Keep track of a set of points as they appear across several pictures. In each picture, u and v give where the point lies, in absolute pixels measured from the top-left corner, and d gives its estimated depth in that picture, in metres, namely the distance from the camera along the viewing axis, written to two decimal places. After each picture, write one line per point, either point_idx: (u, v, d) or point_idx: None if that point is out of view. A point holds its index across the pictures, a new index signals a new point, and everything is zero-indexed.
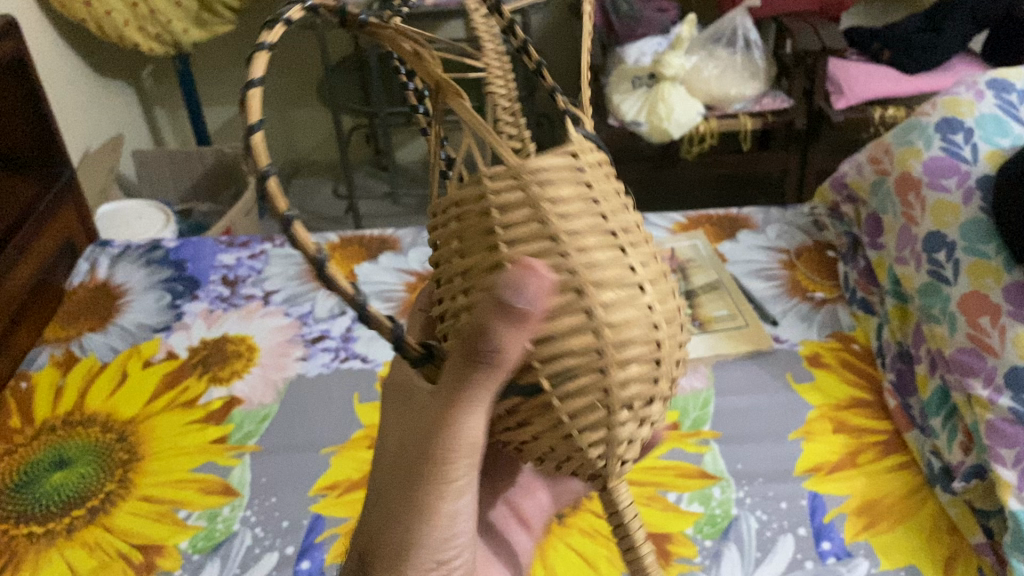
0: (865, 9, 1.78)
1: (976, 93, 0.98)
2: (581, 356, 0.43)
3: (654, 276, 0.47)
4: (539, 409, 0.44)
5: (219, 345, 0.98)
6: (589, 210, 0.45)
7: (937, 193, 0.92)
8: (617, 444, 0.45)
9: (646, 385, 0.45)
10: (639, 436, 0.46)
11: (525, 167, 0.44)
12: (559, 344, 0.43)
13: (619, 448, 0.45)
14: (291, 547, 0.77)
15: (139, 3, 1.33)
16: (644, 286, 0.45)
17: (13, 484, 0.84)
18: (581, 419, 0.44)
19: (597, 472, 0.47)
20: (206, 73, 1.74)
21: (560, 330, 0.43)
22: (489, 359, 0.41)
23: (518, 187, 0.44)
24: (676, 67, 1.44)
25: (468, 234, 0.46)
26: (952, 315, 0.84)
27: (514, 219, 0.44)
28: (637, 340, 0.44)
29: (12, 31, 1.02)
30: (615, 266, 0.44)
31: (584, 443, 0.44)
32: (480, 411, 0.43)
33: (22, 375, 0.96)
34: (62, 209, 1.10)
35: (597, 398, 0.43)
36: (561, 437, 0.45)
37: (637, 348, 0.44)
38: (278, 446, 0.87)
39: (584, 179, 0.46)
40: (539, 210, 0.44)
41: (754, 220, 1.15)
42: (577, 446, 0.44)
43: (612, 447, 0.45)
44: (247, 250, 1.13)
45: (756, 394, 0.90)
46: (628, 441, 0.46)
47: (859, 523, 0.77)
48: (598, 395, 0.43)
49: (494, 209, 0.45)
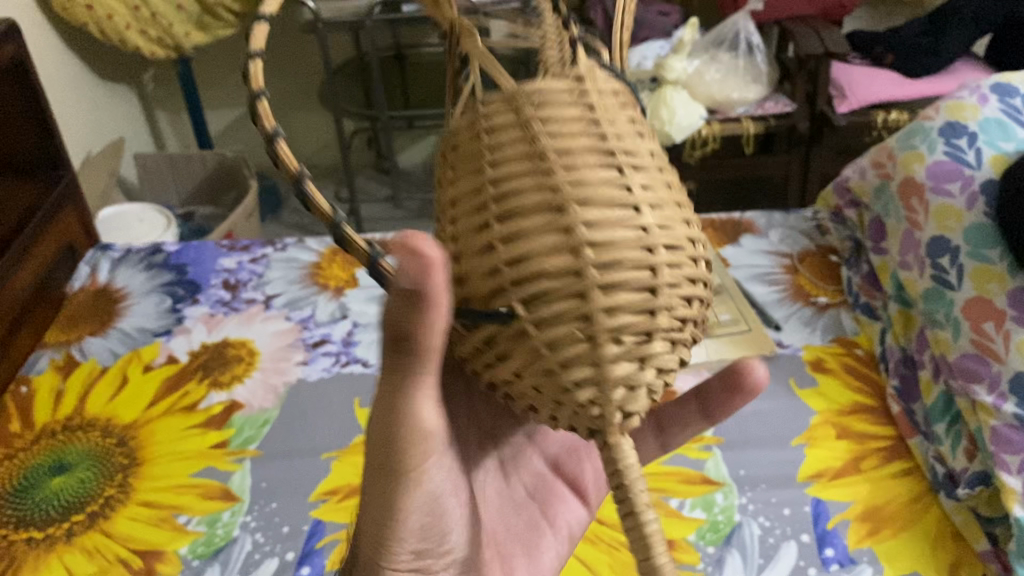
0: (867, 13, 1.78)
1: (980, 96, 0.98)
2: (557, 279, 0.38)
3: (663, 203, 0.41)
4: (519, 344, 0.40)
5: (219, 350, 0.98)
6: (587, 131, 0.41)
7: (940, 198, 0.91)
8: (610, 388, 0.38)
9: (641, 318, 0.38)
10: (643, 386, 0.39)
11: (521, 90, 0.42)
12: (534, 262, 0.39)
13: (613, 395, 0.39)
14: (291, 552, 0.77)
15: (140, 7, 1.33)
16: (642, 208, 0.40)
17: (13, 489, 0.84)
18: (560, 352, 0.38)
19: (595, 426, 0.40)
20: (208, 76, 1.74)
21: (536, 248, 0.39)
22: (417, 351, 0.38)
23: (513, 109, 0.42)
24: (678, 71, 1.44)
25: (462, 163, 0.44)
26: (956, 321, 0.84)
27: (502, 140, 0.41)
28: (632, 266, 0.38)
29: (14, 35, 1.02)
30: (610, 185, 0.40)
31: (569, 382, 0.38)
32: (417, 404, 0.41)
33: (22, 379, 0.96)
34: (63, 213, 1.10)
35: (577, 327, 0.38)
36: (544, 376, 0.39)
37: (627, 273, 0.38)
38: (279, 451, 0.86)
39: (587, 101, 0.42)
40: (528, 130, 0.41)
41: (757, 224, 1.14)
42: (562, 387, 0.39)
43: (606, 393, 0.39)
44: (248, 253, 1.13)
45: (759, 400, 0.90)
46: (626, 389, 0.39)
47: (862, 530, 0.77)
48: (581, 325, 0.38)
49: (486, 132, 0.43)
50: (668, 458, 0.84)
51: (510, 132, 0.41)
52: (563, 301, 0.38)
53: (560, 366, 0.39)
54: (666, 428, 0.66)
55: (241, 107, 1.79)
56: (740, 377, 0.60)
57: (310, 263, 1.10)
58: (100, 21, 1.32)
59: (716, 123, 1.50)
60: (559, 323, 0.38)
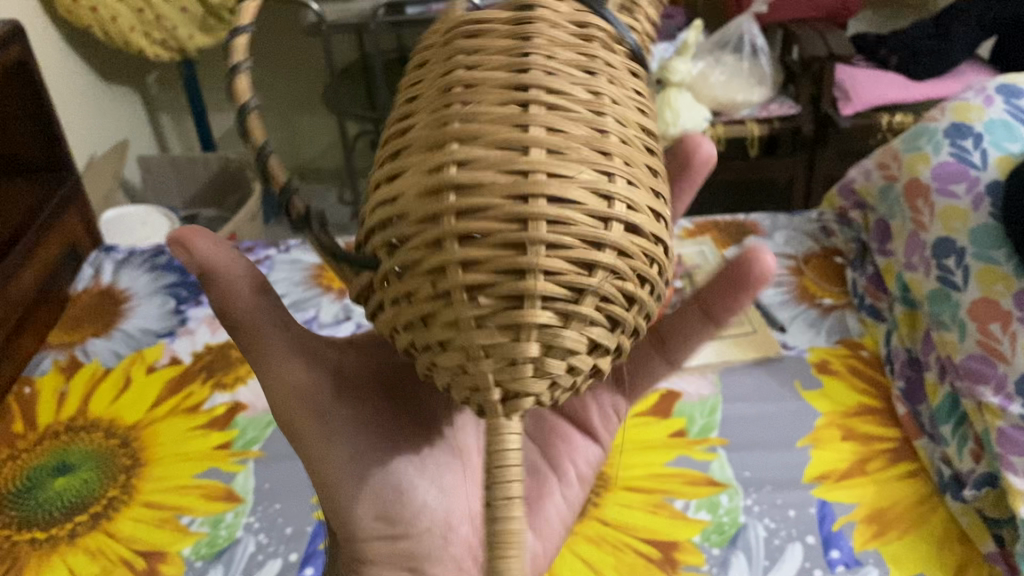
0: (871, 16, 1.78)
1: (985, 98, 0.98)
2: (418, 228, 0.36)
3: (573, 149, 0.35)
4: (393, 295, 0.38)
5: (223, 351, 0.98)
6: (504, 66, 0.36)
7: (946, 199, 0.91)
8: (470, 350, 0.35)
9: (503, 275, 0.34)
10: (510, 353, 0.35)
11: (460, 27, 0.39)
12: (399, 207, 0.36)
13: (473, 358, 0.35)
14: (295, 553, 0.77)
15: (144, 9, 1.33)
16: (532, 152, 0.35)
17: (16, 490, 0.83)
18: (418, 305, 0.36)
19: (472, 392, 0.36)
20: (212, 79, 1.74)
21: (406, 192, 0.36)
22: (244, 329, 0.53)
23: (450, 46, 0.39)
24: (682, 73, 1.44)
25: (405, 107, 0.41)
26: (962, 322, 0.84)
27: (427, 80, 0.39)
28: (498, 216, 0.34)
29: (20, 36, 1.02)
30: (503, 125, 0.35)
31: (431, 337, 0.36)
32: (267, 371, 0.54)
33: (25, 380, 0.96)
34: (67, 216, 1.10)
35: (432, 280, 0.35)
36: (411, 330, 0.37)
37: (484, 222, 0.34)
38: (282, 452, 0.86)
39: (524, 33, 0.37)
40: (450, 73, 0.37)
41: (762, 226, 1.14)
42: (427, 342, 0.36)
43: (469, 355, 0.35)
44: (252, 255, 1.12)
45: (764, 401, 0.90)
46: (490, 354, 0.35)
47: (868, 532, 0.77)
48: (437, 277, 0.35)
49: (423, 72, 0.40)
50: (673, 460, 0.84)
51: (450, 69, 0.38)
52: (432, 272, 0.35)
53: (421, 321, 0.36)
54: (668, 343, 0.68)
55: None
56: (746, 267, 0.58)
57: (314, 265, 1.10)
58: (104, 23, 1.32)
59: (721, 125, 1.49)
60: (434, 287, 0.35)
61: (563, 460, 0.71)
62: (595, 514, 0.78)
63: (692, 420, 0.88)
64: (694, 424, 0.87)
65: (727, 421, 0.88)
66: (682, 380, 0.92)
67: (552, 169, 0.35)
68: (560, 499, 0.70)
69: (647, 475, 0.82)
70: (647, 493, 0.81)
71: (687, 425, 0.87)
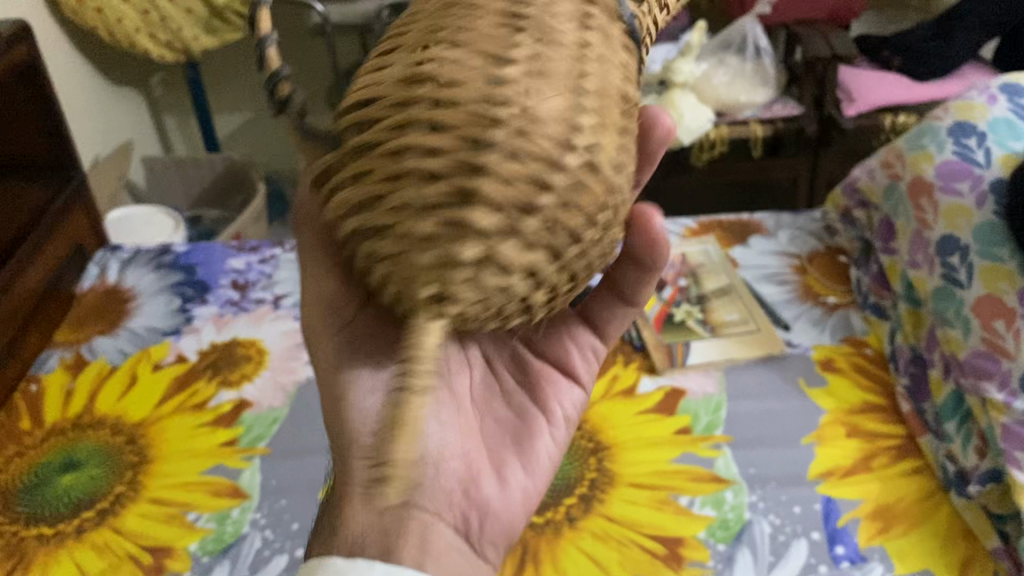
0: (874, 17, 1.78)
1: (989, 96, 0.98)
2: (385, 141, 0.38)
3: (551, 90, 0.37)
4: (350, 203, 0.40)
5: (229, 349, 0.98)
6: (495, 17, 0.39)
7: (950, 197, 0.91)
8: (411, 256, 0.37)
9: (450, 190, 0.36)
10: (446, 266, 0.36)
11: None
12: (373, 125, 0.39)
13: (414, 262, 0.37)
14: (301, 549, 0.77)
15: (149, 11, 1.33)
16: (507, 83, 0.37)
17: (22, 487, 0.84)
18: (372, 211, 0.38)
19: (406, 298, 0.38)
20: (217, 80, 1.75)
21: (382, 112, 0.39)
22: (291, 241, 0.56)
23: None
24: (686, 74, 1.45)
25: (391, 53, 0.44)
26: (966, 319, 0.84)
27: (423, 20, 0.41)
28: (461, 133, 0.36)
29: (27, 36, 1.02)
30: (480, 62, 0.37)
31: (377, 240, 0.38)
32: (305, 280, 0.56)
33: (32, 378, 0.97)
34: (72, 215, 1.10)
35: (387, 189, 0.37)
36: (359, 236, 0.39)
37: (448, 139, 0.36)
38: (288, 449, 0.86)
39: None
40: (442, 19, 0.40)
41: (765, 225, 1.14)
42: (371, 246, 0.38)
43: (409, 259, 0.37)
44: (257, 254, 1.13)
45: (770, 399, 0.90)
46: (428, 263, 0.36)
47: (873, 528, 0.77)
48: (391, 188, 0.37)
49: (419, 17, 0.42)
50: (679, 457, 0.84)
51: (423, 17, 0.41)
52: (388, 180, 0.37)
53: (371, 227, 0.38)
54: (626, 291, 0.61)
55: (249, 111, 1.80)
56: (641, 223, 0.55)
57: None
58: (109, 24, 1.33)
59: (724, 126, 1.50)
60: (381, 183, 0.38)
61: (551, 400, 0.62)
62: (600, 510, 0.79)
63: (697, 418, 0.88)
64: (698, 421, 0.88)
65: (733, 418, 0.88)
66: (686, 378, 0.93)
67: (524, 78, 0.37)
68: (549, 440, 0.61)
69: (653, 471, 0.82)
70: (652, 489, 0.81)
71: (692, 422, 0.87)
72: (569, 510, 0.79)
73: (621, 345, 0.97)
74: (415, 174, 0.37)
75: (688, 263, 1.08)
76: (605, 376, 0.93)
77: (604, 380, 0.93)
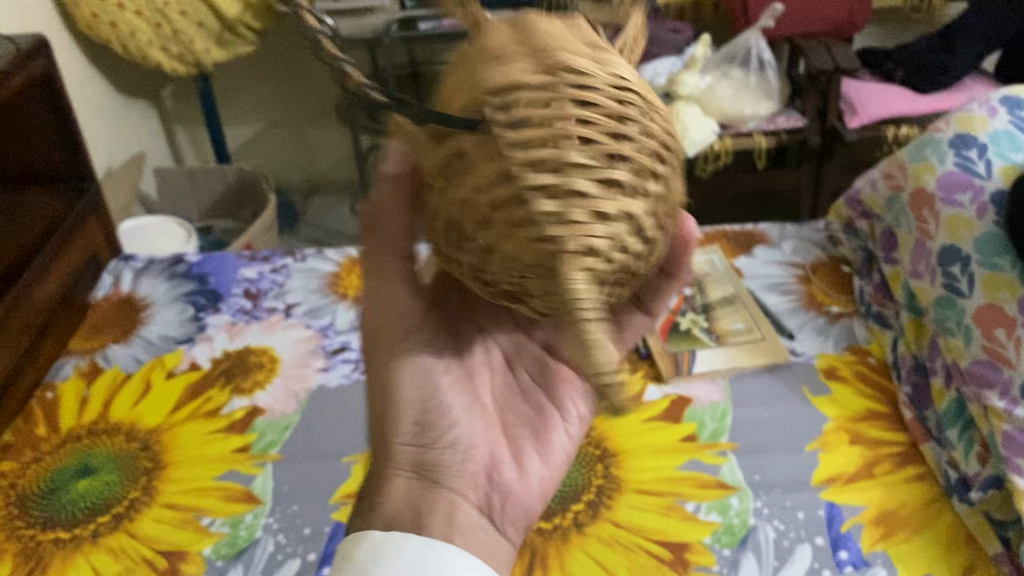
0: (877, 30, 1.80)
1: (989, 109, 1.00)
2: (535, 109, 0.40)
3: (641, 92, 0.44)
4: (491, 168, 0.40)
5: (241, 357, 1.00)
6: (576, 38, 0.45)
7: (951, 208, 0.93)
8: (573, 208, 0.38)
9: (605, 151, 0.39)
10: (603, 219, 0.39)
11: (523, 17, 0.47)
12: (519, 94, 0.40)
13: (575, 216, 0.38)
14: (313, 553, 0.78)
15: (162, 24, 1.35)
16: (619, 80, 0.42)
17: (39, 491, 0.85)
18: (533, 167, 0.39)
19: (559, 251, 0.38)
20: (227, 92, 1.77)
21: (524, 85, 0.40)
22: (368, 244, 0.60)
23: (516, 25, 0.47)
24: (690, 87, 1.48)
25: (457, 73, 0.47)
26: (967, 328, 0.85)
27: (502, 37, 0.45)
28: (604, 107, 0.40)
29: (44, 50, 1.04)
30: (594, 62, 0.42)
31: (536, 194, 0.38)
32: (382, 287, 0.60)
33: (47, 385, 0.98)
34: (86, 226, 1.12)
35: (550, 146, 0.39)
36: (513, 194, 0.39)
37: (595, 110, 0.40)
38: (300, 455, 0.88)
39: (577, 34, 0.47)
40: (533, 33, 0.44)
41: (770, 236, 1.15)
42: (527, 199, 0.39)
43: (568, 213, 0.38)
44: (269, 263, 1.15)
45: (774, 406, 0.91)
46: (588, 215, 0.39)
47: (876, 533, 0.78)
48: (555, 145, 0.39)
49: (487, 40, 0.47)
50: (684, 463, 0.85)
51: (476, 51, 0.46)
52: (547, 139, 0.39)
53: (527, 183, 0.39)
54: (645, 300, 0.62)
55: (259, 123, 1.83)
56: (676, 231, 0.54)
57: (330, 273, 1.12)
58: (123, 38, 1.35)
59: (728, 138, 1.51)
60: (521, 149, 0.39)
61: (568, 398, 0.65)
62: (607, 516, 0.80)
63: (703, 425, 0.89)
64: (704, 428, 0.89)
65: (737, 425, 0.89)
66: (692, 386, 0.94)
67: (626, 76, 0.43)
68: (563, 434, 0.65)
69: (659, 477, 0.84)
70: (658, 495, 0.82)
71: (698, 430, 0.89)
72: (577, 515, 0.80)
73: (627, 353, 0.98)
74: (575, 138, 0.39)
75: (694, 272, 1.09)
76: None
77: None
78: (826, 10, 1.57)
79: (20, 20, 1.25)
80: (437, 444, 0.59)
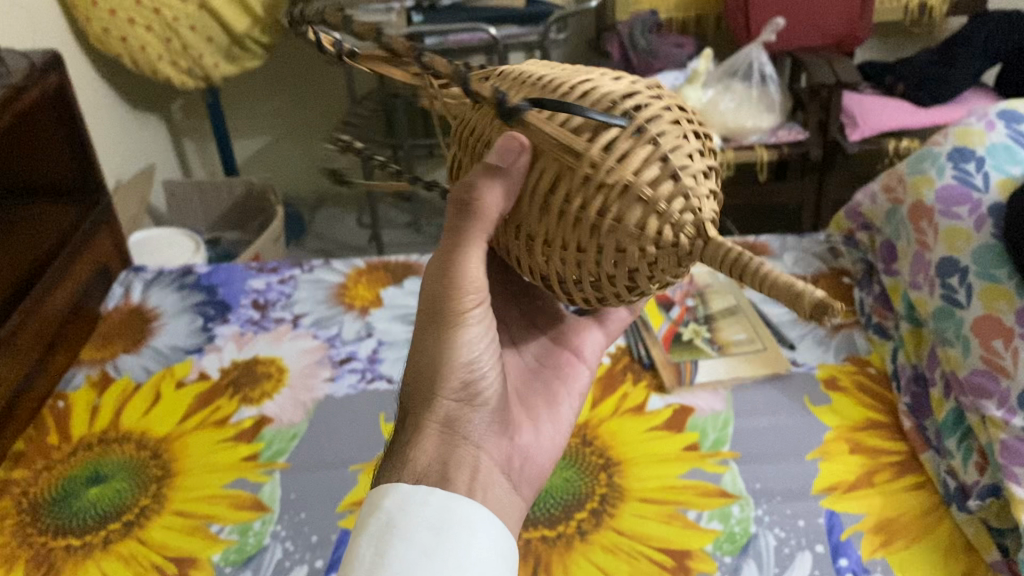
0: (878, 43, 1.82)
1: (987, 122, 1.01)
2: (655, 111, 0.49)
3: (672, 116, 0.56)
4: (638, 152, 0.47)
5: (249, 367, 1.01)
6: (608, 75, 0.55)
7: (949, 220, 0.94)
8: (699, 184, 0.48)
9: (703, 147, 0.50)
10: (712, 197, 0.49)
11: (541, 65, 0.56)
12: (638, 102, 0.49)
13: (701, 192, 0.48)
14: (321, 560, 0.79)
15: (172, 39, 1.37)
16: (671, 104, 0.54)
17: (52, 499, 0.87)
18: (671, 151, 0.48)
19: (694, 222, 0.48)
20: (235, 107, 1.79)
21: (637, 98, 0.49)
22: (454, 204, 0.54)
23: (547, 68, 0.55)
24: (693, 100, 1.50)
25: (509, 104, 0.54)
26: (965, 339, 0.87)
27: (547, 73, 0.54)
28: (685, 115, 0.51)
29: (58, 65, 1.06)
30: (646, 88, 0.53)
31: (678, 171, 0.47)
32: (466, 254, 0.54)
33: (59, 395, 1.00)
34: (97, 238, 1.14)
35: (677, 137, 0.49)
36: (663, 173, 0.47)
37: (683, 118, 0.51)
38: (308, 463, 0.89)
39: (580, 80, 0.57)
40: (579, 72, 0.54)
41: (771, 247, 1.17)
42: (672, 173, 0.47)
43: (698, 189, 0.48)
44: (276, 275, 1.16)
45: (775, 416, 0.92)
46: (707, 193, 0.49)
47: (876, 541, 0.79)
48: (680, 137, 0.49)
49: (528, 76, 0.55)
50: (687, 472, 0.86)
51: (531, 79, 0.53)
52: (673, 131, 0.49)
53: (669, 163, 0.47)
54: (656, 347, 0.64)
55: (266, 137, 1.85)
56: None
57: (337, 284, 1.14)
58: (133, 52, 1.37)
59: (730, 151, 1.52)
60: (662, 138, 0.48)
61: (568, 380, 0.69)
62: (610, 524, 0.81)
63: (705, 434, 0.91)
64: (707, 437, 0.90)
65: (739, 435, 0.90)
66: (694, 396, 0.95)
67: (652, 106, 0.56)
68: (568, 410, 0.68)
69: (662, 486, 0.85)
70: (660, 503, 0.83)
71: (700, 439, 0.90)
72: (581, 523, 0.81)
73: (629, 363, 1.00)
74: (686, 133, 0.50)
75: (696, 284, 1.11)
76: (615, 393, 0.96)
77: (614, 397, 0.95)
78: (827, 24, 1.59)
79: (32, 35, 1.27)
80: (478, 402, 0.58)
